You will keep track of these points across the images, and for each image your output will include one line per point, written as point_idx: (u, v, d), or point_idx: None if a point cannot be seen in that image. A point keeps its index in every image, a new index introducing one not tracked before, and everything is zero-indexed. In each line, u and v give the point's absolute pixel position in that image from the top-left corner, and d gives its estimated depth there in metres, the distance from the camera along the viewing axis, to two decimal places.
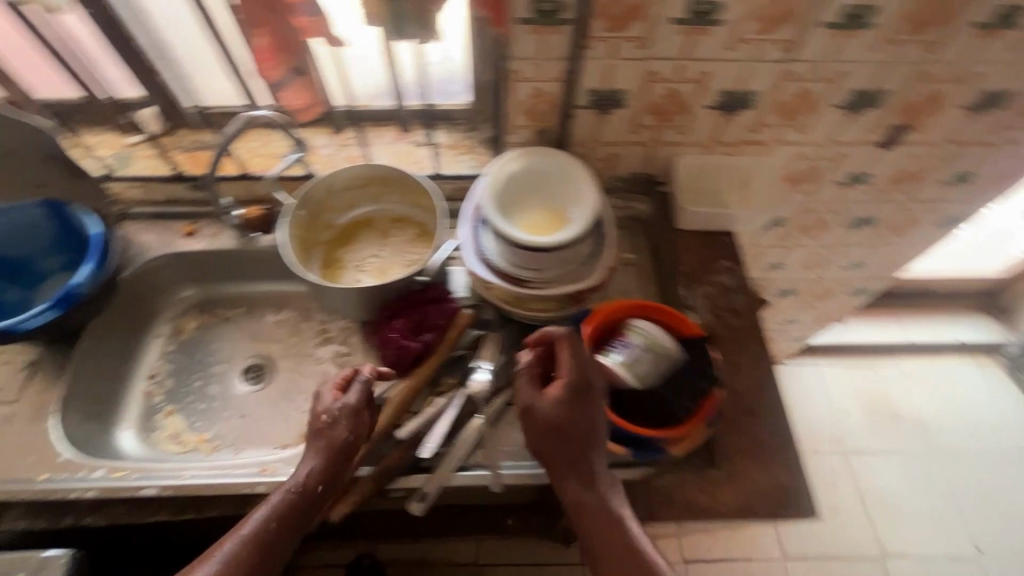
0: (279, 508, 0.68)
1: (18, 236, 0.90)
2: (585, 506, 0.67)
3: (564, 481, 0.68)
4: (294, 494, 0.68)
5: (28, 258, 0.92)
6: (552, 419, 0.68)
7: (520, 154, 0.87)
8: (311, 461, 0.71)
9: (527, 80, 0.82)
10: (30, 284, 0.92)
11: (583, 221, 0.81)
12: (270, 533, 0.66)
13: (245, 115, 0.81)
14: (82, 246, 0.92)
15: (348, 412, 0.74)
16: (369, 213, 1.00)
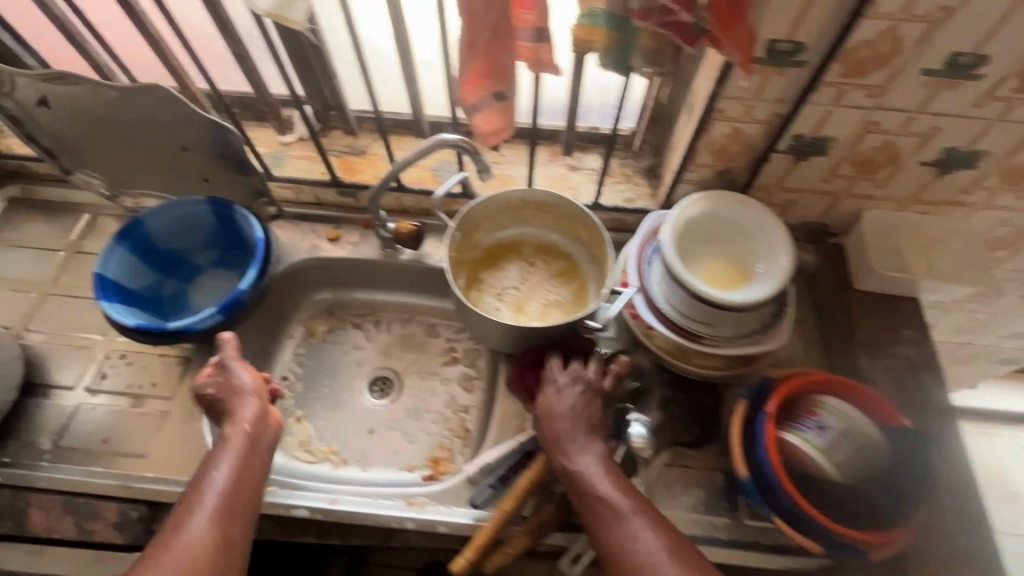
0: (242, 453, 0.65)
1: (179, 231, 0.91)
2: (589, 481, 0.65)
3: (580, 465, 0.67)
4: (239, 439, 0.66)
5: (184, 253, 0.94)
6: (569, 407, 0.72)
7: (704, 196, 0.79)
8: (249, 406, 0.69)
9: (729, 119, 0.75)
10: (186, 279, 0.94)
11: (776, 281, 0.73)
12: (244, 484, 0.63)
13: (435, 138, 0.76)
14: (242, 246, 0.92)
15: (231, 382, 0.71)
16: (516, 236, 0.94)
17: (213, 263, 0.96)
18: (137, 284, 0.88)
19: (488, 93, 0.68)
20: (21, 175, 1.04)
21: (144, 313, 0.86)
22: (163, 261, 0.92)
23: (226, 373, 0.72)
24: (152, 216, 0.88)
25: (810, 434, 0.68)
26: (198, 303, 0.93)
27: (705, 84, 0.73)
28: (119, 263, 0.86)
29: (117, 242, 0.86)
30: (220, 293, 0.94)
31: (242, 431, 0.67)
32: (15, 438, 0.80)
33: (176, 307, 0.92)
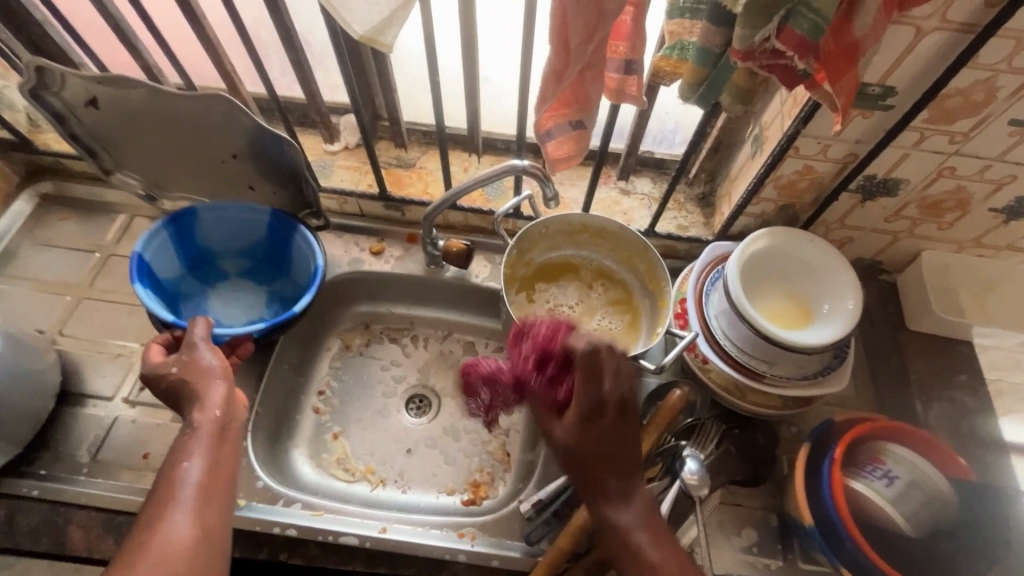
0: (212, 443, 0.57)
1: (224, 233, 0.91)
2: (630, 540, 0.57)
3: (617, 517, 0.58)
4: (209, 432, 0.58)
5: (219, 254, 0.93)
6: (604, 433, 0.60)
7: (769, 232, 0.79)
8: (219, 391, 0.61)
9: (802, 157, 0.74)
10: (210, 280, 0.93)
11: (845, 325, 0.72)
12: (222, 482, 0.56)
13: (508, 164, 0.75)
14: (285, 265, 0.93)
15: (198, 364, 0.63)
16: (570, 257, 0.92)
17: (243, 271, 0.94)
18: (164, 273, 0.86)
19: (567, 121, 0.66)
20: (56, 172, 1.01)
21: (165, 307, 0.84)
22: (196, 255, 0.91)
23: (190, 352, 0.65)
24: (207, 211, 0.87)
25: (876, 482, 0.69)
26: (218, 309, 0.91)
27: (781, 121, 0.71)
28: (158, 250, 0.85)
29: (165, 226, 0.84)
30: (244, 305, 0.92)
31: (211, 422, 0.59)
32: (49, 449, 0.77)
33: (195, 308, 0.90)
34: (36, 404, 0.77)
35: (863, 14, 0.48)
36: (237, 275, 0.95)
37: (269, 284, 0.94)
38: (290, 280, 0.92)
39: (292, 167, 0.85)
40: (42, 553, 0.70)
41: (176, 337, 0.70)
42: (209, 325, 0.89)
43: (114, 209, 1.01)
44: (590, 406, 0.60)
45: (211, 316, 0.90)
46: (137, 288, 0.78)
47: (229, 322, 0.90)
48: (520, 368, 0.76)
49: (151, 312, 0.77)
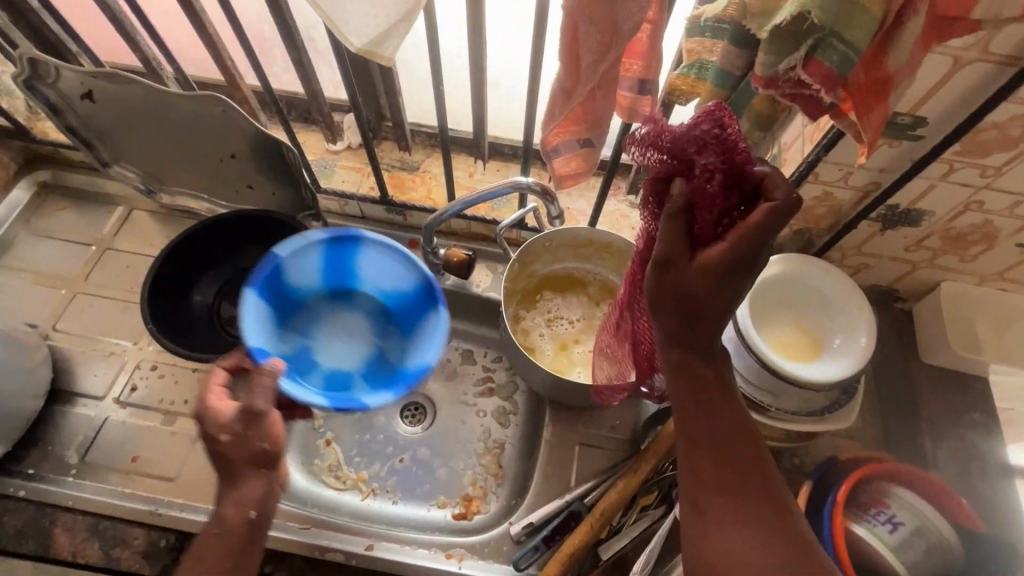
0: (228, 548, 0.53)
1: (392, 277, 0.83)
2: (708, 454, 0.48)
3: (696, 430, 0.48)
4: (230, 536, 0.53)
5: (364, 285, 0.84)
6: (694, 290, 0.45)
7: (782, 259, 0.76)
8: (246, 484, 0.55)
9: (821, 183, 0.70)
10: (343, 305, 0.84)
11: (854, 362, 0.69)
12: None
13: (512, 180, 0.73)
14: (412, 328, 0.82)
15: (250, 443, 0.55)
16: (574, 270, 0.89)
17: (375, 314, 0.84)
18: (298, 281, 0.81)
19: (575, 138, 0.62)
20: (54, 160, 0.99)
21: (269, 313, 0.77)
22: (350, 277, 0.83)
23: (242, 425, 0.55)
24: (371, 241, 0.81)
25: (880, 527, 0.66)
26: (323, 340, 0.82)
27: (802, 144, 0.68)
28: (301, 253, 0.79)
29: (321, 239, 0.79)
30: (349, 345, 0.82)
31: (235, 521, 0.54)
32: (38, 447, 0.77)
33: (301, 326, 0.81)
34: (26, 403, 0.76)
35: (898, 46, 0.45)
36: (367, 312, 0.84)
37: (392, 339, 0.83)
38: (405, 351, 0.80)
39: (291, 169, 0.82)
40: (26, 555, 0.70)
41: (243, 367, 0.66)
42: (304, 351, 0.80)
43: (112, 200, 0.99)
44: (740, 256, 0.44)
45: (313, 343, 0.81)
46: (248, 294, 0.74)
47: (328, 361, 0.80)
48: (656, 175, 0.49)
49: (245, 329, 0.72)
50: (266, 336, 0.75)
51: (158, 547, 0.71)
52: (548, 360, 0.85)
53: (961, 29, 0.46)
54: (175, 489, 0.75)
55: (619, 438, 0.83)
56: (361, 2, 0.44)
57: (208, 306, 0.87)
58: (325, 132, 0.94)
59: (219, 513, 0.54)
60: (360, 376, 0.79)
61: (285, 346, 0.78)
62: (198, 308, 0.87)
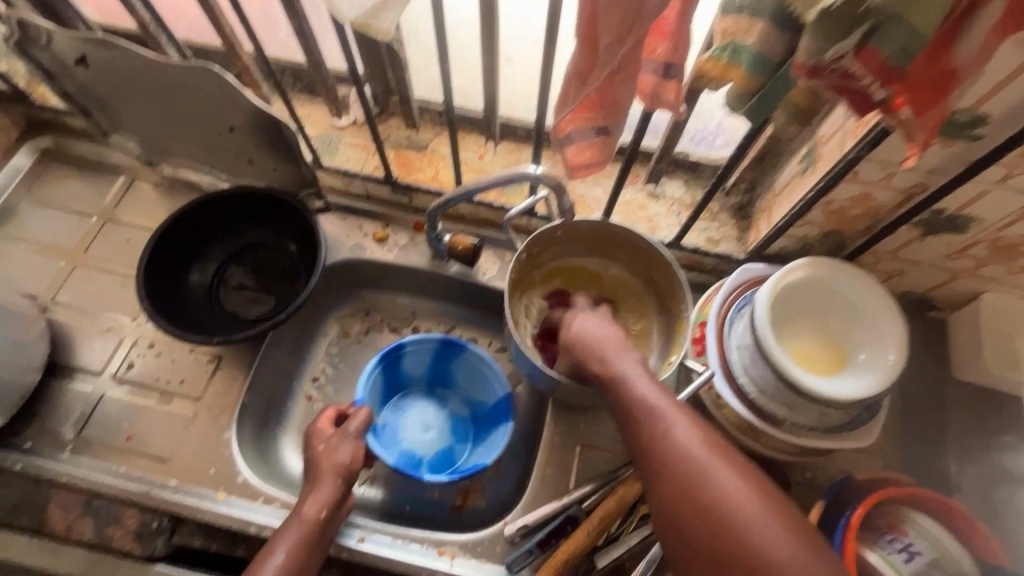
0: (301, 535, 0.65)
1: (478, 384, 0.88)
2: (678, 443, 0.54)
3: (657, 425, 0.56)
4: (305, 526, 0.65)
5: (457, 390, 0.90)
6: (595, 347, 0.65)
7: (813, 262, 0.69)
8: (321, 488, 0.68)
9: (860, 183, 0.64)
10: (435, 400, 0.90)
11: (881, 379, 0.64)
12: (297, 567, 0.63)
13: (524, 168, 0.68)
14: (479, 441, 0.85)
15: (337, 455, 0.71)
16: (583, 265, 0.85)
17: (457, 417, 0.89)
18: (409, 366, 0.88)
19: (590, 126, 0.57)
20: (55, 126, 0.97)
21: (379, 386, 0.86)
22: (449, 377, 0.90)
23: (337, 442, 0.72)
24: (476, 357, 0.86)
25: (894, 555, 0.63)
26: (411, 423, 0.89)
27: (842, 140, 0.62)
28: (419, 350, 0.87)
29: (441, 339, 0.86)
30: (426, 437, 0.88)
31: (308, 518, 0.66)
32: (35, 422, 0.77)
33: (397, 404, 0.89)
34: (23, 377, 0.75)
35: (968, 36, 0.38)
36: (453, 414, 0.90)
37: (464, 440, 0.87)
38: (470, 457, 0.84)
39: (291, 147, 0.79)
40: (26, 528, 0.71)
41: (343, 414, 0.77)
42: (393, 426, 0.88)
43: (113, 170, 0.96)
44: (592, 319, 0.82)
45: (401, 423, 0.88)
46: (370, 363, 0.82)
47: (407, 442, 0.86)
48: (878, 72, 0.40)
49: (358, 385, 0.80)
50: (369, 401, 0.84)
51: (150, 529, 0.71)
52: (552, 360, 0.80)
53: None
54: (168, 470, 0.74)
55: (624, 440, 0.80)
56: None
57: (205, 286, 0.85)
58: (329, 106, 0.90)
59: (298, 510, 0.67)
60: (428, 463, 0.85)
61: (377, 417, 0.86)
62: (195, 287, 0.84)
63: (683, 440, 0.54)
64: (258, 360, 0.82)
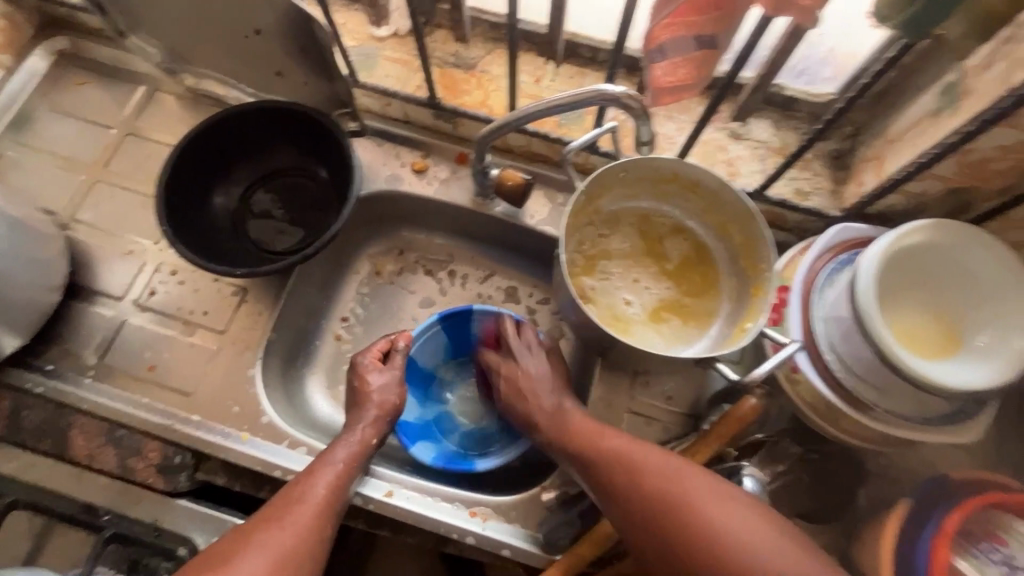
0: (352, 453, 0.64)
1: None
2: (623, 461, 0.57)
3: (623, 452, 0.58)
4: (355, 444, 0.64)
5: None
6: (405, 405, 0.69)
7: (934, 223, 0.57)
8: (366, 421, 0.67)
9: (1018, 128, 0.51)
10: None
11: (1006, 367, 0.54)
12: (351, 476, 0.62)
13: (596, 88, 0.56)
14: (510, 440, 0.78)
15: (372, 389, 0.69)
16: (646, 210, 0.74)
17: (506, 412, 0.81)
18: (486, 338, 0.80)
19: (691, 35, 0.46)
20: (72, 25, 0.88)
21: (445, 341, 0.80)
22: None
23: (366, 379, 0.69)
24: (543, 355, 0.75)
25: (989, 567, 0.54)
26: (470, 389, 0.82)
27: (1013, 69, 0.48)
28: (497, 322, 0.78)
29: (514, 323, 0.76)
30: (477, 407, 0.81)
31: (359, 440, 0.65)
32: (58, 344, 0.74)
33: (467, 367, 0.83)
34: (42, 296, 0.71)
35: None
36: None
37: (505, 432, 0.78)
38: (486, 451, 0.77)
39: (325, 57, 0.68)
40: (44, 453, 0.68)
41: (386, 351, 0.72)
42: (452, 384, 0.82)
43: (134, 78, 0.88)
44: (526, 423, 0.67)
45: (459, 386, 0.82)
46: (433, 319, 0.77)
47: (454, 407, 0.81)
48: None
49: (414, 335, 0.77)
50: (425, 353, 0.80)
51: (172, 464, 0.67)
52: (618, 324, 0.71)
53: None
54: (192, 405, 0.71)
55: (677, 410, 0.72)
56: None
57: (230, 212, 0.78)
58: (368, 11, 0.78)
59: (349, 436, 0.65)
60: (459, 436, 0.79)
61: (439, 370, 0.82)
62: (218, 213, 0.77)
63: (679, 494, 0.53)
64: (285, 297, 0.76)
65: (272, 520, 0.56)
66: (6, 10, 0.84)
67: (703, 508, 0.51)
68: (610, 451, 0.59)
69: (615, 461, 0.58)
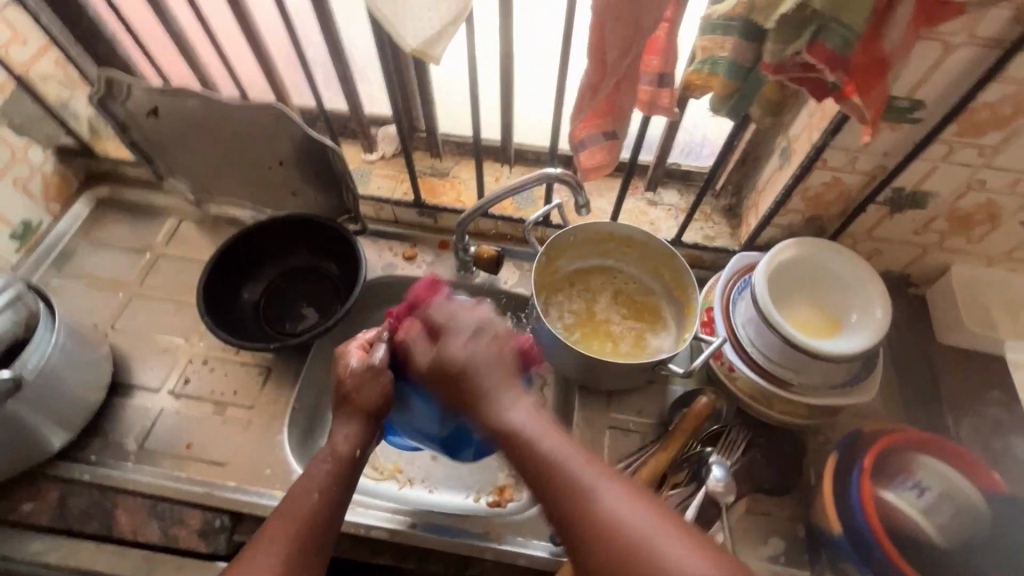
0: (330, 473, 0.60)
1: None
2: (593, 522, 0.46)
3: (580, 497, 0.47)
4: (337, 462, 0.61)
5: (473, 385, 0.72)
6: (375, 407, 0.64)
7: (796, 242, 0.79)
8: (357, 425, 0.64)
9: (830, 169, 0.75)
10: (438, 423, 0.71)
11: (875, 332, 0.72)
12: (335, 497, 0.58)
13: (542, 171, 0.78)
14: None
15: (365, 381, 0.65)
16: (594, 265, 0.94)
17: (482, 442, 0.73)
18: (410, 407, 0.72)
19: (600, 131, 0.68)
20: (112, 177, 1.08)
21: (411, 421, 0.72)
22: None
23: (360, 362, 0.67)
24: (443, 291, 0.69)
25: (907, 494, 0.69)
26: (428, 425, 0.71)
27: (810, 133, 0.73)
28: None
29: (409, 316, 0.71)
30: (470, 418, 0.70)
31: (335, 457, 0.61)
32: (99, 437, 0.82)
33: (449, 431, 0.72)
34: (91, 394, 0.81)
35: (891, 30, 0.51)
36: None
37: None
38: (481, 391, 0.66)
39: (334, 175, 0.89)
40: (90, 536, 0.75)
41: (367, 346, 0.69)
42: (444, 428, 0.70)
43: (165, 212, 1.06)
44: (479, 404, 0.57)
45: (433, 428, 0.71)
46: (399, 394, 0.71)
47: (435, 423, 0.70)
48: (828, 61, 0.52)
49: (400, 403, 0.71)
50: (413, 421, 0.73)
51: (212, 527, 0.75)
52: (621, 353, 0.87)
53: (949, 13, 0.51)
54: (227, 472, 0.79)
55: (648, 421, 0.86)
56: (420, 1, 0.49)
57: (254, 305, 0.93)
58: (362, 143, 1.01)
59: (328, 445, 0.62)
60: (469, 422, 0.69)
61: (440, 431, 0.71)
62: (244, 307, 0.91)
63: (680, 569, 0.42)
64: (304, 371, 0.88)
65: (261, 543, 0.53)
66: (61, 169, 1.03)
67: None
68: (585, 494, 0.47)
69: (586, 518, 0.46)
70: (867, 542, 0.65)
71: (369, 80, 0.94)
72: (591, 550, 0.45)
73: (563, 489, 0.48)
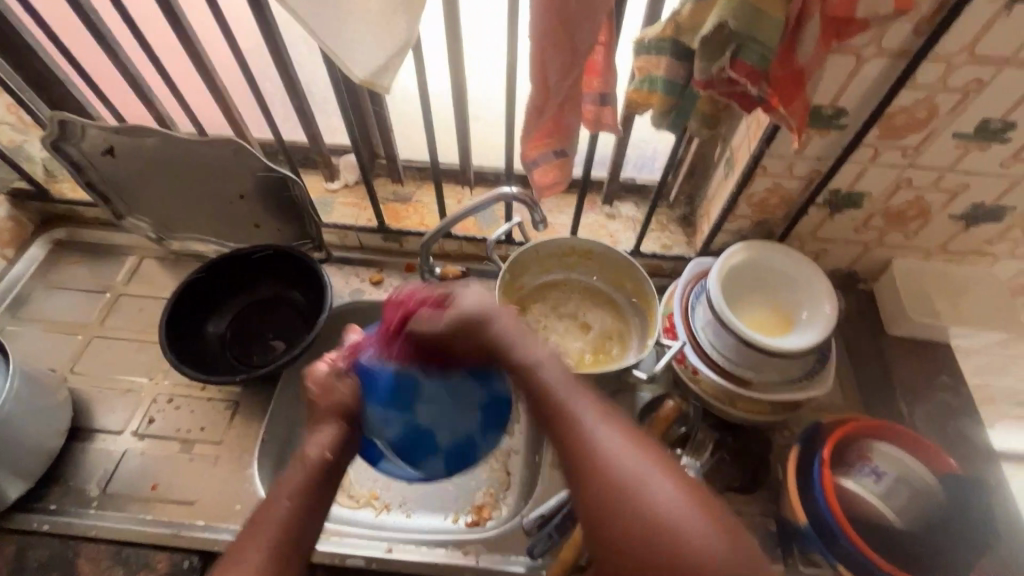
0: (305, 480, 0.59)
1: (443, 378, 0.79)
2: (601, 470, 0.50)
3: (595, 448, 0.51)
4: (309, 468, 0.60)
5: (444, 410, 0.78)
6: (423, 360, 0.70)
7: (745, 246, 0.83)
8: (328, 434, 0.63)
9: (770, 175, 0.80)
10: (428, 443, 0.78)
11: (823, 327, 0.76)
12: (317, 493, 0.59)
13: (498, 191, 0.80)
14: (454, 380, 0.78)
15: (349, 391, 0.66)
16: (558, 280, 0.96)
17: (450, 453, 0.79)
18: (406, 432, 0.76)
19: (550, 150, 0.71)
20: (69, 218, 1.06)
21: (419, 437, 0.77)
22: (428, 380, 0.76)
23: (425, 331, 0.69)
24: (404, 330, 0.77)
25: (865, 480, 0.73)
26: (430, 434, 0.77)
27: (748, 143, 0.78)
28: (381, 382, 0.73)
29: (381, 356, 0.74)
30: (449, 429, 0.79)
31: (310, 459, 0.61)
32: (59, 484, 0.80)
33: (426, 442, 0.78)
34: (50, 440, 0.79)
35: (803, 45, 0.55)
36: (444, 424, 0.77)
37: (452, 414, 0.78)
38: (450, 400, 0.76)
39: (296, 204, 0.90)
40: None
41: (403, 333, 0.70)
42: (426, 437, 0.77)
43: (124, 251, 1.05)
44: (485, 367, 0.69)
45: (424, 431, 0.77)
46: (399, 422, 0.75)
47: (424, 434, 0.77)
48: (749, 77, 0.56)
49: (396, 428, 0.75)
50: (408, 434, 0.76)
51: None
52: (590, 363, 0.89)
53: (854, 29, 0.56)
54: (196, 511, 0.78)
55: None
56: (362, 34, 0.51)
57: (219, 339, 0.92)
58: (324, 173, 1.03)
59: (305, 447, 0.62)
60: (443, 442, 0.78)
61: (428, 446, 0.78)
62: (209, 342, 0.91)
63: (678, 516, 0.46)
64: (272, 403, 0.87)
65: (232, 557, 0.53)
66: (15, 213, 1.01)
67: (671, 517, 0.46)
68: (602, 442, 0.52)
69: (595, 464, 0.50)
70: (830, 529, 0.68)
71: (327, 111, 0.96)
72: (593, 491, 0.50)
73: (579, 440, 0.52)
